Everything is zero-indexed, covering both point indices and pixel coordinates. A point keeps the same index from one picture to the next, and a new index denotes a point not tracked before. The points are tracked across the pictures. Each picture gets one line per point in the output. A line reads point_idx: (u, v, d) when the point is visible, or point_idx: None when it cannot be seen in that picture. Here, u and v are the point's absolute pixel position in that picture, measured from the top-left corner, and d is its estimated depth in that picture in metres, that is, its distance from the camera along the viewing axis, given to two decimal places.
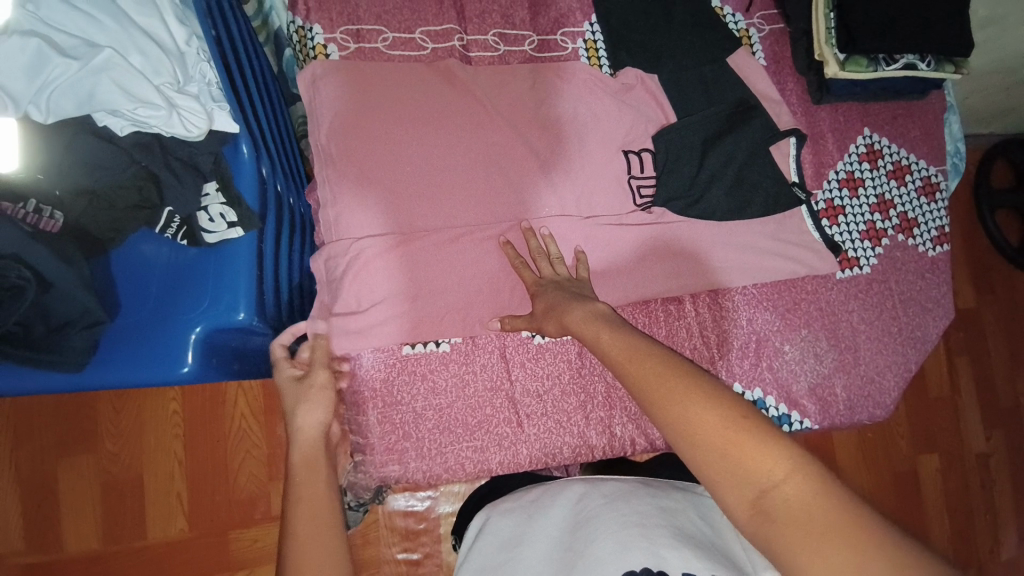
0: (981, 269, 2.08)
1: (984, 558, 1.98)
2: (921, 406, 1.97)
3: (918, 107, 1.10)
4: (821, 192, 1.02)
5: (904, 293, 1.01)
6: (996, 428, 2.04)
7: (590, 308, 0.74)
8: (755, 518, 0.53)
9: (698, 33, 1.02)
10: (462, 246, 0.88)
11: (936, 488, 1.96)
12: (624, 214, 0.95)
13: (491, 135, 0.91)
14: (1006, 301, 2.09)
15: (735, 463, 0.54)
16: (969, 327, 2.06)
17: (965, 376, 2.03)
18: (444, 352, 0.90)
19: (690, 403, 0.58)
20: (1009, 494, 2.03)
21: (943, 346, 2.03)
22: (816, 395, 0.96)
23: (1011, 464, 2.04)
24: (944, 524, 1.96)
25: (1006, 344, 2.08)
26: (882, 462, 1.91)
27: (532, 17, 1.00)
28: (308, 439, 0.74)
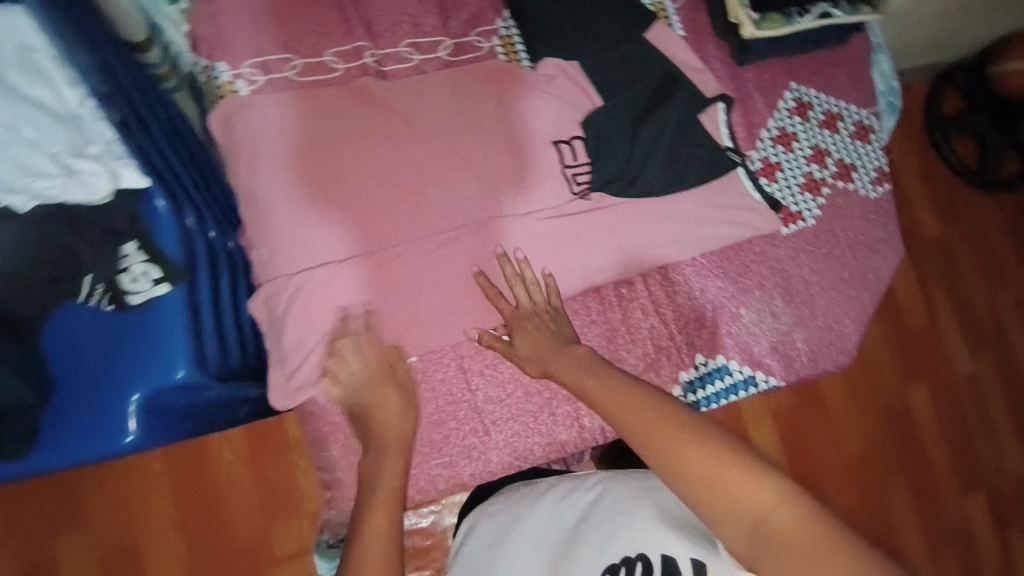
0: (944, 197, 2.12)
1: (990, 478, 2.00)
2: (903, 339, 2.01)
3: (844, 52, 1.09)
4: (756, 151, 1.02)
5: (852, 238, 1.01)
6: (981, 349, 2.07)
7: (573, 355, 0.82)
8: (755, 546, 0.59)
9: (612, 12, 1.01)
10: (404, 266, 0.87)
11: (931, 418, 1.99)
12: (562, 206, 0.94)
13: (417, 149, 0.89)
14: (971, 224, 2.13)
15: (728, 496, 0.61)
16: (940, 255, 2.08)
17: (943, 304, 2.06)
18: None
19: (680, 445, 0.66)
20: (1006, 412, 2.06)
21: (916, 278, 2.06)
22: (778, 353, 0.97)
23: (1002, 383, 2.07)
24: (945, 452, 1.98)
25: (978, 266, 2.11)
26: (874, 399, 1.95)
27: (443, 22, 0.97)
28: (393, 426, 0.81)
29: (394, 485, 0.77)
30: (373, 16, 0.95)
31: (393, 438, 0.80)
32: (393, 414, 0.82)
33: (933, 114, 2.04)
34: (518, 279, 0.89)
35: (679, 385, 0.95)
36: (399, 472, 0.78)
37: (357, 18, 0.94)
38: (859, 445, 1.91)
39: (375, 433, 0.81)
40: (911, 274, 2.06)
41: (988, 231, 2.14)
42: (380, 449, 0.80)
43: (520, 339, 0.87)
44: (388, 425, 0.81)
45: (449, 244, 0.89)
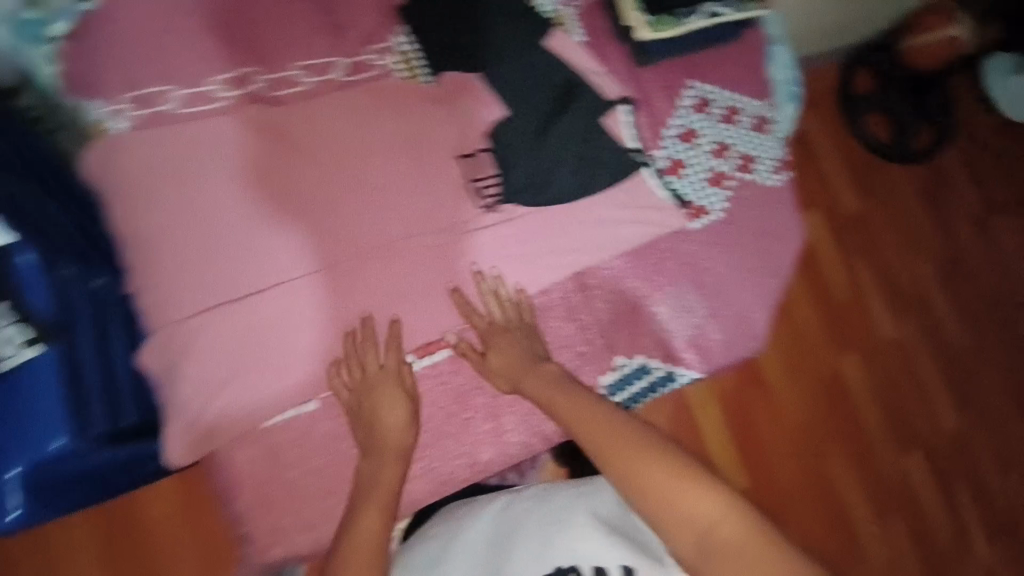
0: (862, 171, 2.24)
1: (925, 433, 2.11)
2: (830, 310, 2.11)
3: (739, 49, 1.13)
4: (661, 150, 1.04)
5: (756, 229, 1.05)
6: (905, 314, 2.19)
7: (543, 373, 0.92)
8: (702, 554, 0.74)
9: (511, 21, 1.00)
10: (315, 295, 0.85)
11: (863, 383, 2.10)
12: (471, 224, 0.94)
13: (319, 176, 0.88)
14: (886, 197, 2.26)
15: (681, 508, 0.76)
16: (861, 229, 2.20)
17: (866, 274, 2.18)
18: (310, 411, 0.88)
19: (645, 465, 0.79)
20: (935, 371, 2.18)
21: (840, 252, 2.17)
22: (694, 346, 1.03)
23: (926, 344, 2.19)
24: (878, 414, 2.09)
25: (894, 235, 2.25)
26: (810, 368, 2.05)
27: (336, 40, 0.93)
28: (395, 428, 0.87)
29: (390, 488, 0.84)
30: (257, 39, 0.90)
31: (392, 445, 0.86)
32: (397, 421, 0.87)
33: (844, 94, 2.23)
34: (492, 295, 0.94)
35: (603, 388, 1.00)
36: (395, 477, 0.85)
37: (240, 41, 0.89)
38: (798, 415, 2.00)
39: (376, 434, 0.86)
40: (834, 247, 2.16)
41: (900, 202, 2.28)
42: (379, 452, 0.86)
43: (492, 356, 0.93)
44: (392, 431, 0.86)
45: (359, 270, 0.87)
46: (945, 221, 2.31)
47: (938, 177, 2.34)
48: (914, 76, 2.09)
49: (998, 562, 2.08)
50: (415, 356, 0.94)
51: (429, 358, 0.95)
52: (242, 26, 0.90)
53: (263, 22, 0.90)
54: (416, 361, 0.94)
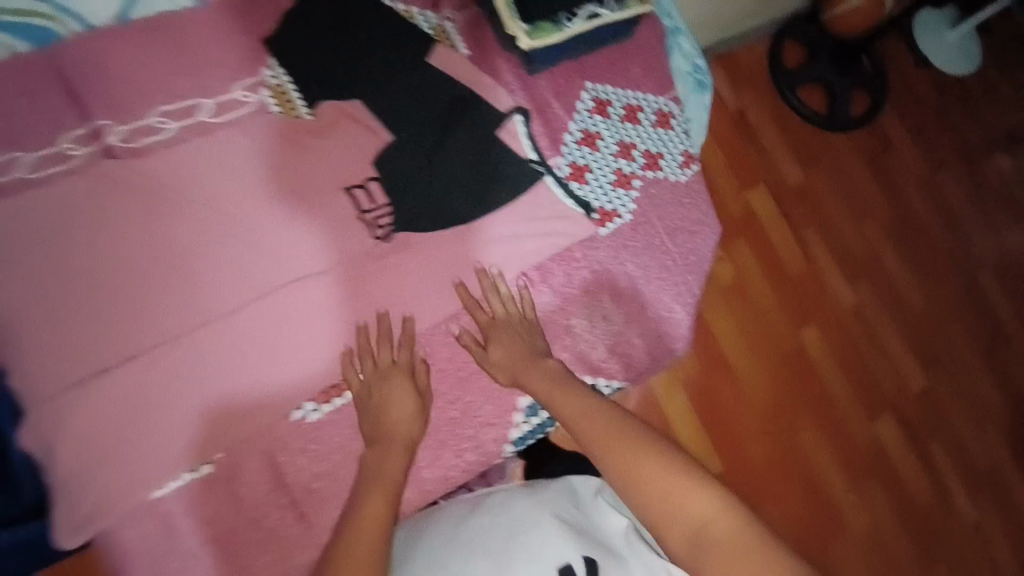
0: (800, 141, 2.23)
1: (894, 398, 2.05)
2: (786, 285, 2.05)
3: (635, 43, 1.10)
4: (563, 157, 1.01)
5: (668, 225, 1.02)
6: (860, 281, 2.14)
7: (543, 369, 0.89)
8: (693, 548, 0.72)
9: (389, 42, 0.96)
10: (193, 353, 0.81)
11: (827, 355, 2.03)
12: (366, 258, 0.90)
13: (187, 228, 0.83)
14: (830, 165, 2.24)
15: (674, 500, 0.74)
16: (806, 200, 2.17)
17: (817, 244, 2.13)
18: (205, 475, 0.83)
19: (640, 460, 0.77)
20: (897, 336, 2.12)
21: (790, 224, 2.13)
22: (616, 353, 1.00)
23: (886, 309, 2.14)
24: (847, 385, 2.02)
25: (841, 201, 2.21)
26: (771, 346, 1.98)
27: (199, 81, 0.89)
28: (403, 421, 0.86)
29: (393, 480, 0.82)
30: (115, 91, 0.86)
31: (399, 436, 0.86)
32: (406, 412, 0.87)
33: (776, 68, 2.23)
34: (493, 291, 0.93)
35: (520, 411, 0.98)
36: (399, 469, 0.84)
37: (95, 96, 0.86)
38: (765, 396, 1.93)
39: (385, 425, 0.86)
40: (782, 220, 2.12)
41: (842, 170, 2.26)
42: (386, 441, 0.85)
43: (496, 347, 0.91)
44: (399, 421, 0.86)
45: (238, 320, 0.83)
46: (892, 181, 2.29)
47: (879, 140, 2.33)
48: (843, 45, 2.18)
49: (982, 519, 2.03)
50: (316, 403, 0.87)
51: (332, 403, 0.88)
52: (97, 80, 0.86)
53: (119, 73, 0.87)
54: (317, 409, 0.87)
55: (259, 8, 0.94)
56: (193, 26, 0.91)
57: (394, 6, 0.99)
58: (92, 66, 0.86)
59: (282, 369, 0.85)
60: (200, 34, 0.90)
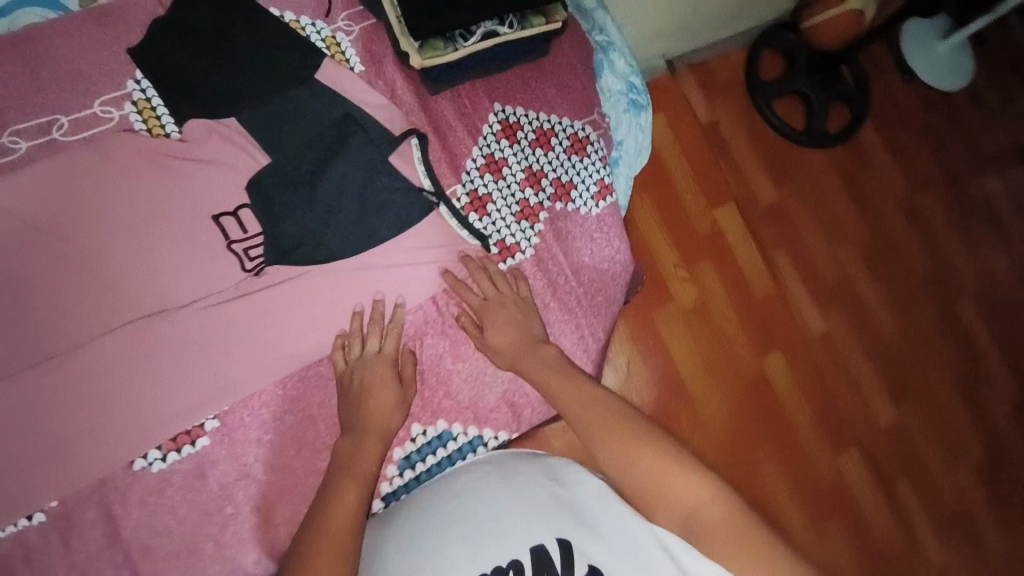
0: (773, 158, 2.07)
1: (862, 431, 1.92)
2: (752, 309, 1.91)
3: (551, 62, 1.03)
4: (462, 186, 0.93)
5: (575, 263, 0.95)
6: (832, 306, 2.01)
7: (543, 356, 0.82)
8: (685, 535, 0.65)
9: (274, 57, 0.89)
10: (23, 399, 0.72)
11: (790, 384, 1.89)
12: (225, 292, 0.82)
13: (25, 257, 0.76)
14: (807, 185, 2.08)
15: (666, 486, 0.67)
16: (777, 221, 2.03)
17: (786, 267, 2.01)
18: (40, 524, 0.74)
19: (632, 447, 0.70)
20: (868, 367, 1.99)
21: (758, 244, 1.99)
22: (509, 401, 0.90)
23: (856, 336, 2.01)
24: (810, 416, 1.88)
25: (817, 220, 2.07)
26: (731, 373, 1.84)
27: (57, 95, 0.82)
28: (382, 413, 0.78)
29: (368, 472, 0.74)
30: None
31: (375, 426, 0.77)
32: (386, 403, 0.79)
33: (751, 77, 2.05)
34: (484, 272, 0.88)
35: (393, 463, 0.84)
36: (375, 461, 0.75)
37: None
38: (722, 425, 1.80)
39: (361, 417, 0.78)
40: (751, 240, 1.96)
41: (818, 186, 2.10)
42: (363, 432, 0.77)
43: (496, 330, 0.85)
44: (377, 412, 0.78)
45: (78, 362, 0.75)
46: (868, 198, 2.12)
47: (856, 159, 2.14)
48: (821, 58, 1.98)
49: (949, 564, 1.88)
50: (163, 451, 0.78)
51: (181, 451, 0.78)
52: None
53: None
54: (163, 459, 0.78)
55: (128, 16, 0.86)
56: (52, 36, 0.84)
57: (282, 16, 0.92)
58: None
59: (126, 417, 0.76)
60: (60, 45, 0.84)
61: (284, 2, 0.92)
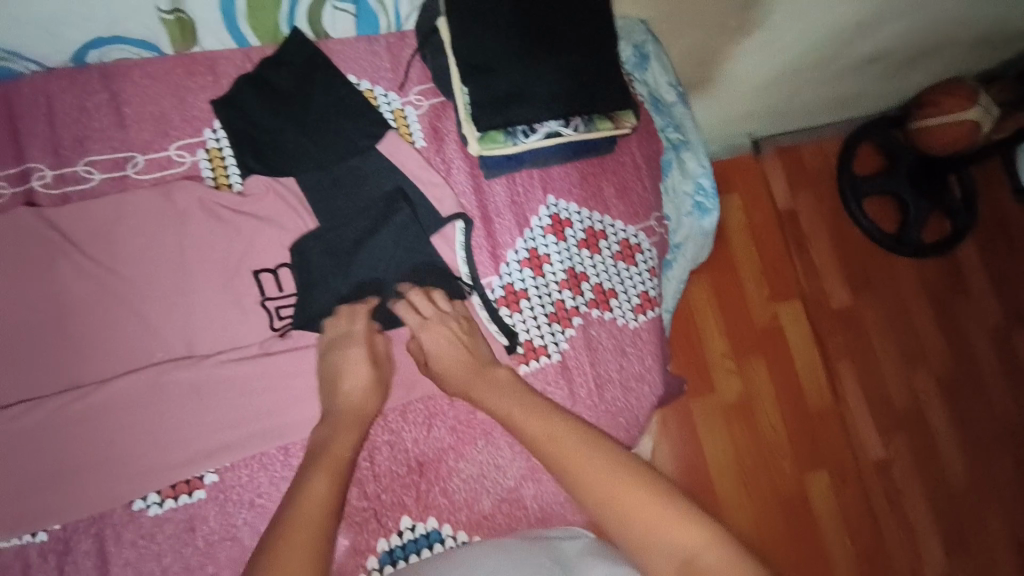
0: (855, 260, 1.88)
1: None
2: (803, 422, 1.73)
3: (613, 159, 0.99)
4: (499, 277, 0.91)
5: (601, 375, 0.90)
6: (895, 432, 1.82)
7: (492, 379, 0.80)
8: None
9: (342, 122, 0.91)
10: (51, 422, 0.76)
11: (833, 509, 1.71)
12: (251, 345, 0.84)
13: (80, 285, 0.80)
14: (890, 296, 1.89)
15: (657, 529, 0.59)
16: (848, 327, 1.85)
17: (851, 382, 1.82)
18: (40, 543, 0.77)
19: (616, 482, 0.63)
20: (925, 507, 1.78)
21: (822, 350, 1.80)
22: (502, 512, 0.85)
23: (917, 470, 1.80)
24: (849, 550, 1.70)
25: (895, 337, 1.87)
26: (767, 484, 1.68)
27: (139, 135, 0.87)
28: (356, 396, 0.78)
29: (342, 459, 0.71)
30: (55, 134, 0.85)
31: (353, 410, 0.78)
32: (363, 385, 0.79)
33: (843, 169, 1.86)
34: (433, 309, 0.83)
35: (376, 554, 0.80)
36: (350, 448, 0.73)
37: (31, 138, 0.84)
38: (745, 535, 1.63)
39: (337, 403, 0.78)
40: (815, 347, 1.78)
41: (900, 301, 1.89)
42: (337, 419, 0.77)
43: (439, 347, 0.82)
44: (353, 396, 0.78)
45: (105, 392, 0.78)
46: (953, 317, 1.91)
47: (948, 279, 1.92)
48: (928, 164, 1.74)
49: None
50: (162, 496, 0.80)
51: (177, 500, 0.80)
52: (39, 121, 0.85)
53: (62, 115, 0.85)
54: (160, 504, 0.80)
55: (217, 67, 0.90)
56: (143, 76, 0.87)
57: (358, 84, 0.93)
58: (37, 103, 0.84)
59: (133, 456, 0.78)
60: (149, 86, 0.87)
61: (362, 70, 0.94)
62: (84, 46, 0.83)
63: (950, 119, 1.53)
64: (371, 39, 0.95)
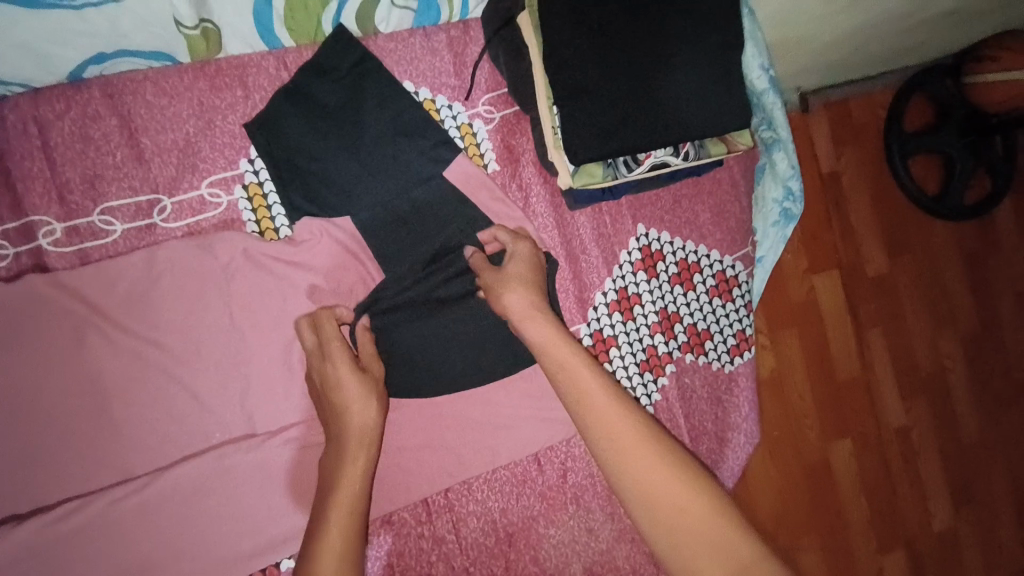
0: (895, 222, 1.75)
1: (913, 532, 1.72)
2: (831, 394, 1.63)
3: (709, 177, 0.87)
4: (587, 324, 0.81)
5: (696, 428, 0.83)
6: (916, 397, 1.77)
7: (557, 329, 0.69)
8: None
9: (402, 144, 0.77)
10: (105, 521, 0.67)
11: (852, 475, 1.66)
12: (319, 417, 0.75)
13: (116, 364, 0.69)
14: (925, 259, 1.78)
15: (703, 545, 0.54)
16: (883, 295, 1.74)
17: (880, 349, 1.74)
18: None
19: (669, 486, 0.57)
20: (936, 464, 1.78)
21: (853, 318, 1.70)
22: (595, 574, 0.81)
23: (936, 434, 1.79)
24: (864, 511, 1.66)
25: (926, 304, 1.79)
26: (791, 454, 1.60)
27: (162, 172, 0.72)
28: (349, 413, 0.66)
29: (355, 493, 0.63)
30: (58, 174, 0.70)
31: (350, 430, 0.66)
32: (346, 399, 0.66)
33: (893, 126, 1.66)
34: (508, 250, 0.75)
35: None
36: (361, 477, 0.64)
37: (27, 181, 0.69)
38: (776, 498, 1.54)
39: (333, 426, 0.67)
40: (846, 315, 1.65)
41: (936, 264, 1.80)
42: (340, 442, 0.66)
43: (514, 264, 0.73)
44: (342, 413, 0.66)
45: (160, 485, 0.69)
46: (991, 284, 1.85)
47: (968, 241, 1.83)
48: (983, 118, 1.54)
49: None
50: None
51: None
52: (34, 158, 0.69)
53: (62, 150, 0.70)
54: None
55: (248, 79, 0.74)
56: (157, 93, 0.72)
57: (415, 94, 0.78)
58: (29, 135, 0.69)
59: (204, 549, 0.70)
60: (168, 106, 0.72)
61: (420, 75, 0.79)
62: (82, 61, 0.66)
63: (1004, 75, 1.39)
64: (428, 33, 0.79)
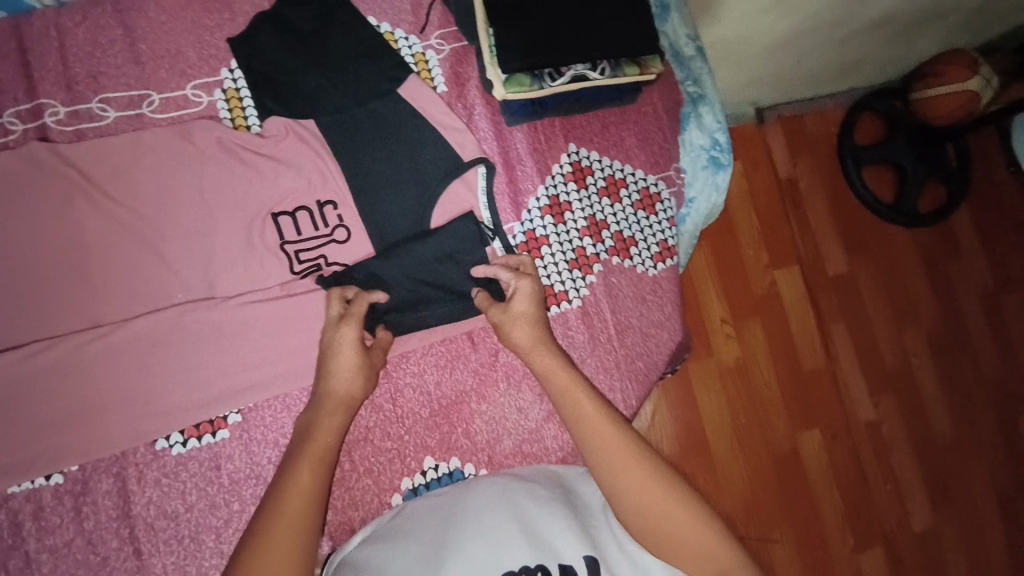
0: (851, 222, 1.56)
1: (892, 537, 1.47)
2: (794, 384, 1.43)
3: (634, 110, 1.01)
4: (520, 224, 0.93)
5: (621, 322, 0.95)
6: (885, 391, 1.54)
7: (557, 358, 0.76)
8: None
9: (363, 64, 0.88)
10: (69, 362, 0.76)
11: (824, 472, 1.43)
12: (270, 287, 0.83)
13: (93, 225, 0.78)
14: (885, 260, 1.58)
15: (698, 551, 0.61)
16: (843, 293, 1.54)
17: (843, 343, 1.52)
18: (56, 485, 0.78)
19: (668, 506, 0.63)
20: (914, 469, 1.53)
21: (813, 302, 1.50)
22: (524, 452, 0.89)
23: (909, 435, 1.54)
24: (839, 515, 1.43)
25: (888, 301, 1.57)
26: (757, 441, 1.38)
27: (154, 73, 0.85)
28: (343, 378, 0.74)
29: (325, 448, 0.68)
30: (67, 70, 0.83)
31: (335, 391, 0.74)
32: (345, 366, 0.74)
33: (845, 136, 1.52)
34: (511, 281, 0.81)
35: (400, 492, 0.84)
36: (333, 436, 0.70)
37: (42, 72, 0.82)
38: (742, 495, 1.36)
39: (322, 385, 0.74)
40: (811, 310, 1.47)
41: (894, 268, 1.58)
42: (319, 405, 0.73)
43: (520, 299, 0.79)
44: (339, 375, 0.74)
45: (123, 334, 0.77)
46: (990, 292, 1.64)
47: (942, 242, 1.62)
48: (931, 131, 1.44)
49: None
50: (184, 436, 0.82)
51: (201, 439, 0.82)
52: (50, 55, 0.82)
53: (74, 49, 0.83)
54: (183, 443, 0.82)
55: (234, 5, 0.89)
56: (158, 12, 0.86)
57: (378, 27, 0.92)
58: (48, 37, 0.82)
59: (159, 394, 0.79)
60: (165, 22, 0.86)
61: (383, 12, 0.93)
62: None
63: (946, 90, 1.32)
64: None
